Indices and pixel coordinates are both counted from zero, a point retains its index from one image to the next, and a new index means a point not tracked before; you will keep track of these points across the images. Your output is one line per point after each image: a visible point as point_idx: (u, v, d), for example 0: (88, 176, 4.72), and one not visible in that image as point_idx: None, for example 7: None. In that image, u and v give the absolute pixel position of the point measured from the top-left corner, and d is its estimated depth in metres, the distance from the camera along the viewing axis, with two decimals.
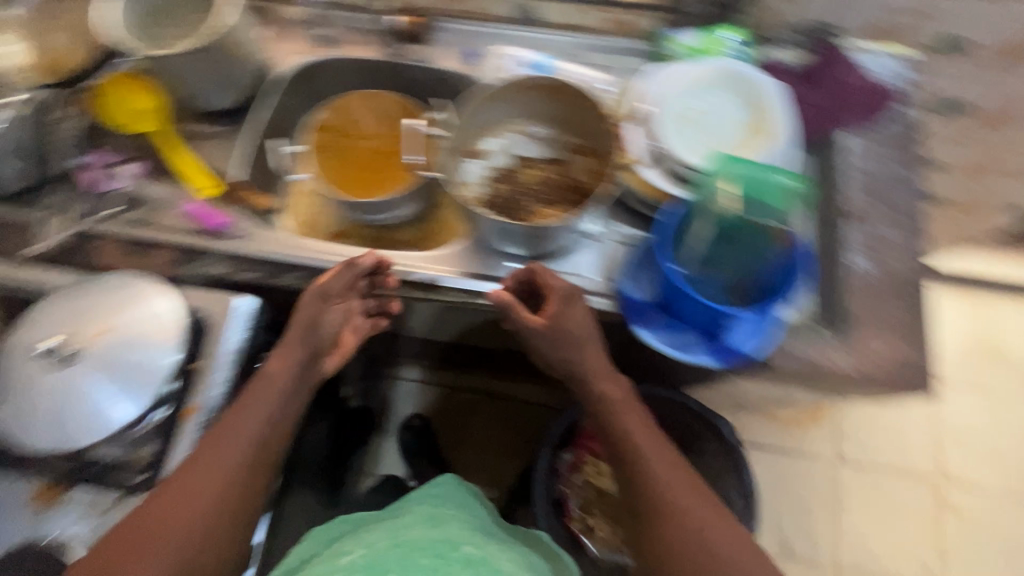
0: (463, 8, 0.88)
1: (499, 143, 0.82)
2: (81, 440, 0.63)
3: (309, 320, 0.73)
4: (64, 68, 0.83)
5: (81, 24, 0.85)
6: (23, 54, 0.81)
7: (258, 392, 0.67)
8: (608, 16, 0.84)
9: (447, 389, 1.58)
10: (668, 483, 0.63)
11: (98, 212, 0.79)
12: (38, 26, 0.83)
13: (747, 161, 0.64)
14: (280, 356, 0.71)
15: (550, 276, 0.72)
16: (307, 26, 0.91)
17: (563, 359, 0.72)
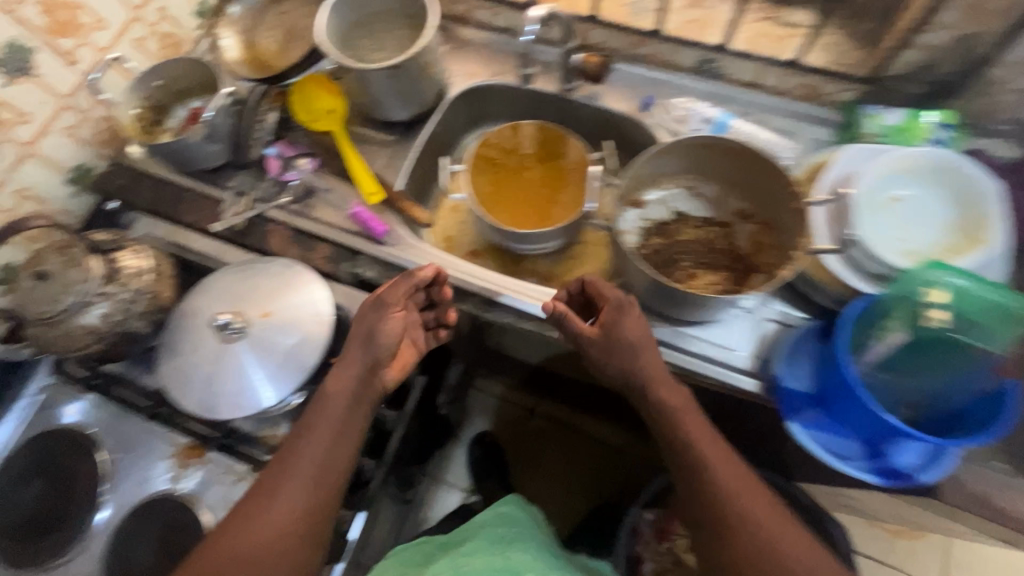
0: (644, 52, 0.85)
1: (660, 195, 0.78)
2: (239, 412, 0.71)
3: (364, 328, 0.69)
4: (264, 63, 0.90)
5: (295, 27, 0.91)
6: (237, 50, 0.91)
7: (316, 428, 0.66)
8: (803, 82, 0.79)
9: (524, 411, 1.60)
10: (733, 488, 0.62)
11: (272, 199, 0.84)
12: (260, 26, 0.92)
13: (966, 271, 0.53)
14: (335, 374, 0.68)
15: (604, 286, 0.69)
16: (482, 50, 0.94)
17: (618, 370, 0.67)
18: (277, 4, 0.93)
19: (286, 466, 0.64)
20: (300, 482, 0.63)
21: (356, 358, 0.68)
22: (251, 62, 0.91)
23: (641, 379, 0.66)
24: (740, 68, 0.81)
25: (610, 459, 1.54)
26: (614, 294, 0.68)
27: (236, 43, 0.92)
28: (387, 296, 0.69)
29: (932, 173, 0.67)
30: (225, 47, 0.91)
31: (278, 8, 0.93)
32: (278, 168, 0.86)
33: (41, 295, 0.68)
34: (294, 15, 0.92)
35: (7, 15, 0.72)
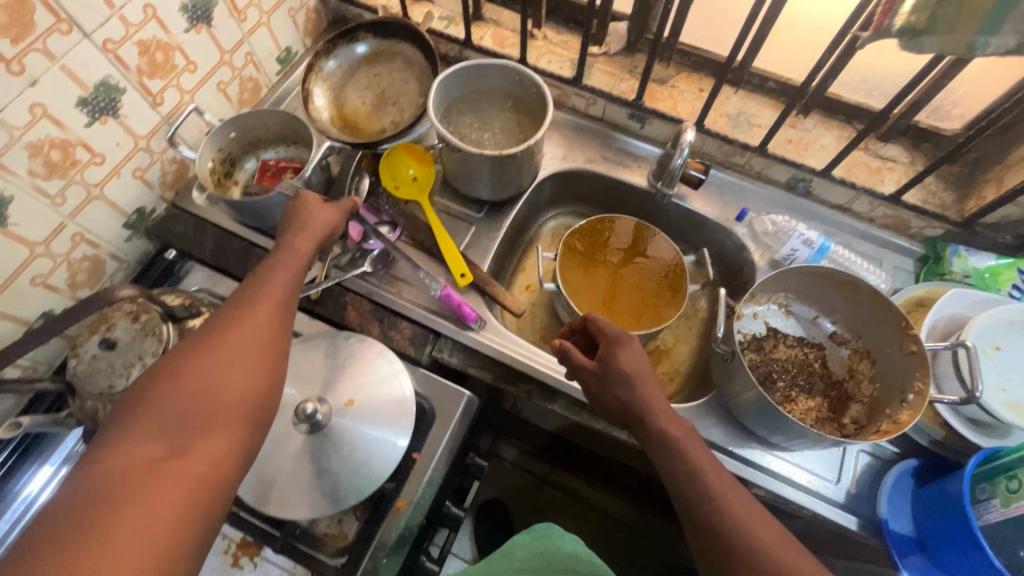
0: (737, 162, 0.87)
1: (756, 310, 0.78)
2: (315, 511, 0.65)
3: (310, 206, 0.65)
4: (352, 123, 0.89)
5: (389, 90, 0.90)
6: (326, 110, 0.88)
7: (272, 285, 0.56)
8: (894, 214, 0.81)
9: (537, 480, 1.50)
10: None
11: (350, 268, 0.80)
12: (352, 85, 0.91)
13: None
14: (289, 239, 0.62)
15: (604, 321, 0.67)
16: (572, 134, 0.93)
17: (619, 403, 0.62)
18: (371, 65, 0.91)
19: (241, 307, 0.53)
20: (262, 317, 0.52)
21: (317, 225, 0.64)
22: (342, 121, 0.89)
23: (639, 410, 0.61)
24: (833, 191, 0.83)
25: (626, 540, 1.43)
26: (609, 329, 0.66)
27: (327, 100, 0.89)
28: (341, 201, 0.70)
29: None
30: (315, 104, 0.87)
31: (372, 69, 0.91)
32: (359, 236, 0.80)
33: (109, 367, 0.61)
34: (388, 77, 0.91)
35: (107, 54, 0.66)
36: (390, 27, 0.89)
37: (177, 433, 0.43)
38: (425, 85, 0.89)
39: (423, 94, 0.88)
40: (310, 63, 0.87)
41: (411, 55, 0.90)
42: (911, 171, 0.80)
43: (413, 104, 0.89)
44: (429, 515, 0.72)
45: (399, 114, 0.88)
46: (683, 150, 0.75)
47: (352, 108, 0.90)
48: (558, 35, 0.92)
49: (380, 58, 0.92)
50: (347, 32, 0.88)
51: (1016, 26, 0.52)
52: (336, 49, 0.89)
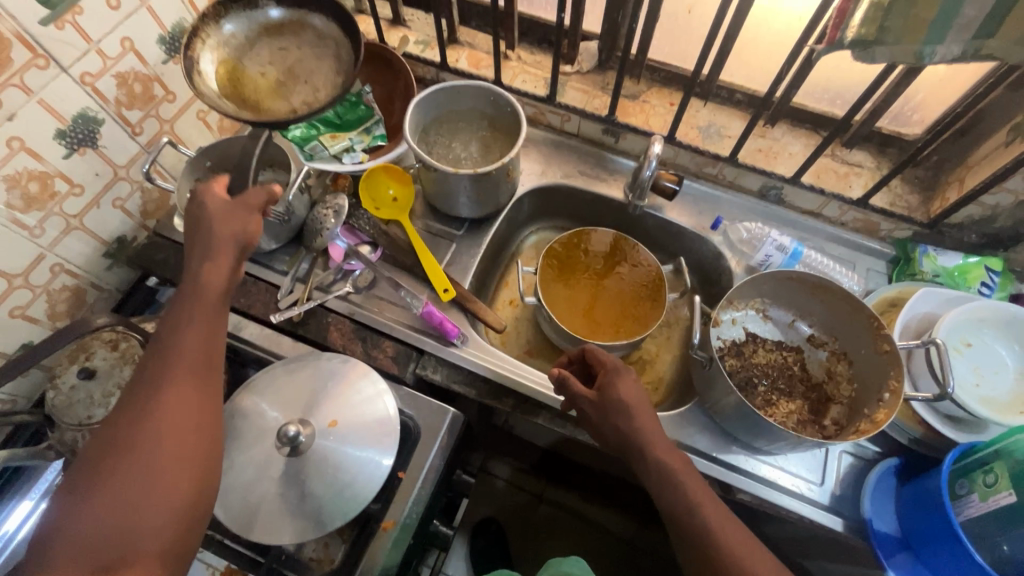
0: (710, 172, 0.89)
1: (734, 316, 0.79)
2: (300, 536, 0.65)
3: (214, 220, 0.59)
4: (250, 99, 0.70)
5: (298, 67, 0.73)
6: (217, 81, 0.69)
7: (180, 343, 0.53)
8: (863, 217, 0.83)
9: (532, 497, 1.49)
10: (691, 491, 0.57)
11: (332, 290, 0.80)
12: (250, 58, 0.72)
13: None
14: (195, 271, 0.57)
15: (603, 353, 0.68)
16: (548, 151, 0.95)
17: (618, 433, 0.63)
18: (275, 36, 0.73)
19: (154, 377, 0.51)
20: (181, 382, 0.52)
21: (227, 249, 0.58)
22: (239, 99, 0.69)
23: (631, 433, 0.61)
24: (804, 198, 0.85)
25: (623, 553, 1.42)
26: (610, 359, 0.67)
27: (219, 74, 0.69)
28: (245, 196, 0.61)
29: (1006, 325, 0.69)
30: (202, 73, 0.68)
31: (275, 42, 0.74)
32: (341, 257, 0.81)
33: (88, 397, 0.61)
34: (296, 53, 0.74)
35: (84, 87, 0.67)
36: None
37: (106, 541, 0.44)
38: (343, 62, 0.72)
39: (341, 70, 0.72)
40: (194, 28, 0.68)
41: (325, 28, 0.74)
42: (877, 175, 0.82)
43: (330, 85, 0.72)
44: (418, 537, 0.71)
45: (312, 95, 0.71)
46: (652, 161, 0.77)
47: (252, 83, 0.71)
48: (531, 54, 0.95)
49: (286, 29, 0.74)
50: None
51: (959, 36, 0.54)
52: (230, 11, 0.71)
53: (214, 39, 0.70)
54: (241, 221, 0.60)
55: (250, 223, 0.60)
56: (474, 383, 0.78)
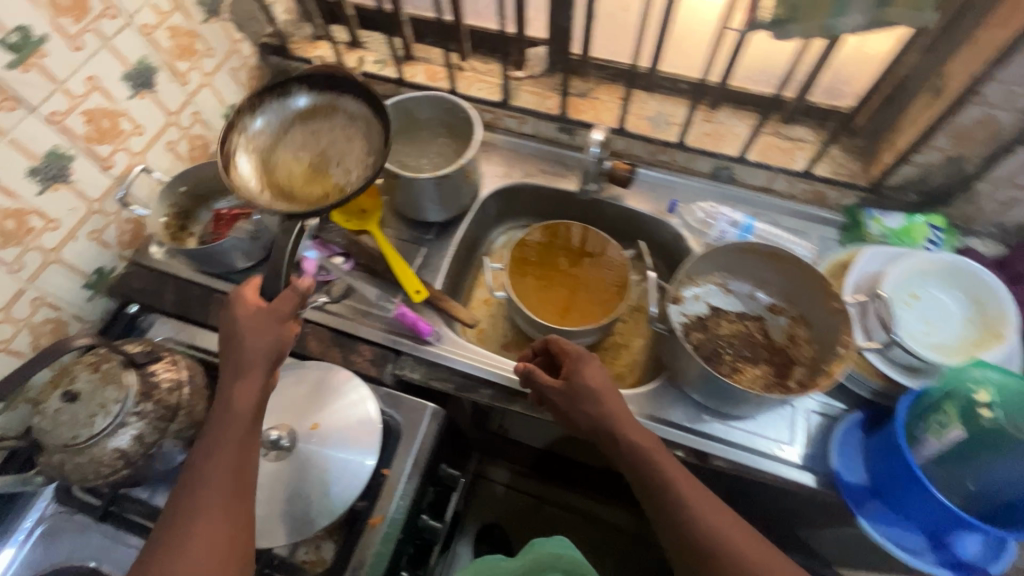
0: (664, 159, 0.93)
1: (696, 292, 0.82)
2: (286, 536, 0.66)
3: (246, 335, 0.60)
4: (290, 187, 0.76)
5: (329, 150, 0.79)
6: (257, 175, 0.76)
7: (213, 464, 0.55)
8: (809, 188, 0.88)
9: (533, 500, 1.53)
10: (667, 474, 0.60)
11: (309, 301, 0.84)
12: (284, 146, 0.79)
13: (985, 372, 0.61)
14: (229, 389, 0.59)
15: (566, 342, 0.71)
16: (509, 153, 0.99)
17: (588, 418, 0.65)
18: (308, 122, 0.80)
19: (190, 505, 0.53)
20: (212, 509, 0.53)
21: (259, 369, 0.60)
22: (273, 189, 0.76)
23: (605, 421, 0.64)
24: (753, 175, 0.89)
25: (627, 546, 1.47)
26: (571, 348, 0.70)
27: (254, 166, 0.76)
28: (276, 304, 0.62)
29: (947, 274, 0.72)
30: (240, 169, 0.75)
31: (308, 126, 0.80)
32: (315, 269, 0.85)
33: (72, 418, 0.63)
34: (328, 136, 0.80)
35: (52, 125, 0.70)
36: (329, 79, 0.79)
37: None
38: (371, 141, 0.77)
39: (368, 150, 0.76)
40: (231, 122, 0.75)
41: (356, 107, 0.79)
42: (818, 146, 0.87)
43: (360, 162, 0.77)
44: (407, 532, 0.73)
45: (343, 176, 0.76)
46: (595, 148, 0.84)
47: (288, 169, 0.78)
48: (484, 64, 0.99)
49: (319, 113, 0.81)
50: (278, 86, 0.77)
51: (861, 5, 0.59)
52: (265, 104, 0.78)
53: (248, 135, 0.77)
54: (272, 336, 0.61)
55: (283, 336, 0.62)
56: (451, 378, 0.80)
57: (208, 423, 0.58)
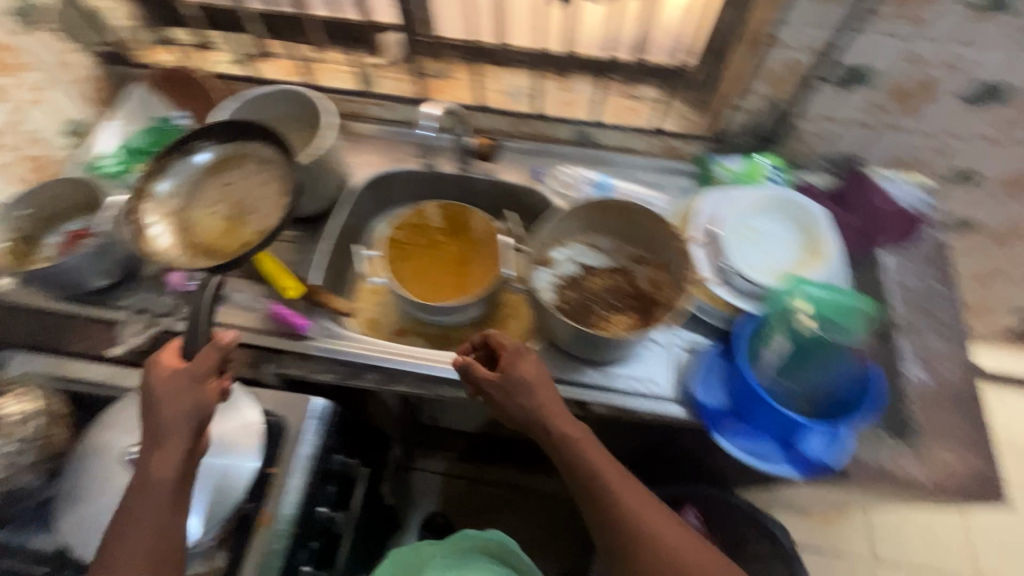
0: (527, 130, 0.96)
1: (565, 253, 0.86)
2: None
3: (164, 401, 0.60)
4: (213, 245, 0.80)
5: (243, 198, 0.83)
6: (174, 238, 0.80)
7: (131, 533, 0.55)
8: (661, 142, 0.93)
9: (472, 482, 1.55)
10: (594, 463, 0.63)
11: (177, 312, 0.81)
12: (199, 202, 0.83)
13: (810, 284, 0.66)
14: (147, 458, 0.58)
15: (504, 336, 0.72)
16: (379, 140, 1.00)
17: (521, 411, 0.67)
18: (218, 175, 0.84)
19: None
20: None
21: (178, 436, 0.59)
22: (193, 247, 0.80)
23: (537, 416, 0.66)
24: (609, 136, 0.94)
25: (567, 511, 1.52)
26: (512, 343, 0.71)
27: (170, 229, 0.80)
28: (193, 365, 0.62)
29: (776, 204, 0.80)
30: (154, 233, 0.79)
31: (220, 179, 0.85)
32: (182, 279, 0.82)
33: None
34: (241, 184, 0.84)
35: None
36: (228, 129, 0.83)
37: None
38: (285, 183, 0.82)
39: (283, 191, 0.81)
40: (137, 191, 0.80)
41: (263, 154, 0.84)
42: (662, 102, 0.92)
43: (274, 205, 0.81)
44: (304, 527, 0.73)
45: (261, 222, 0.80)
46: (428, 124, 0.82)
47: (205, 226, 0.82)
48: (340, 54, 0.98)
49: (229, 164, 0.85)
50: (180, 146, 0.82)
51: None
52: (169, 166, 0.82)
53: (160, 200, 0.81)
54: (189, 400, 0.60)
55: (201, 397, 0.61)
56: (335, 369, 0.80)
57: (129, 492, 0.58)
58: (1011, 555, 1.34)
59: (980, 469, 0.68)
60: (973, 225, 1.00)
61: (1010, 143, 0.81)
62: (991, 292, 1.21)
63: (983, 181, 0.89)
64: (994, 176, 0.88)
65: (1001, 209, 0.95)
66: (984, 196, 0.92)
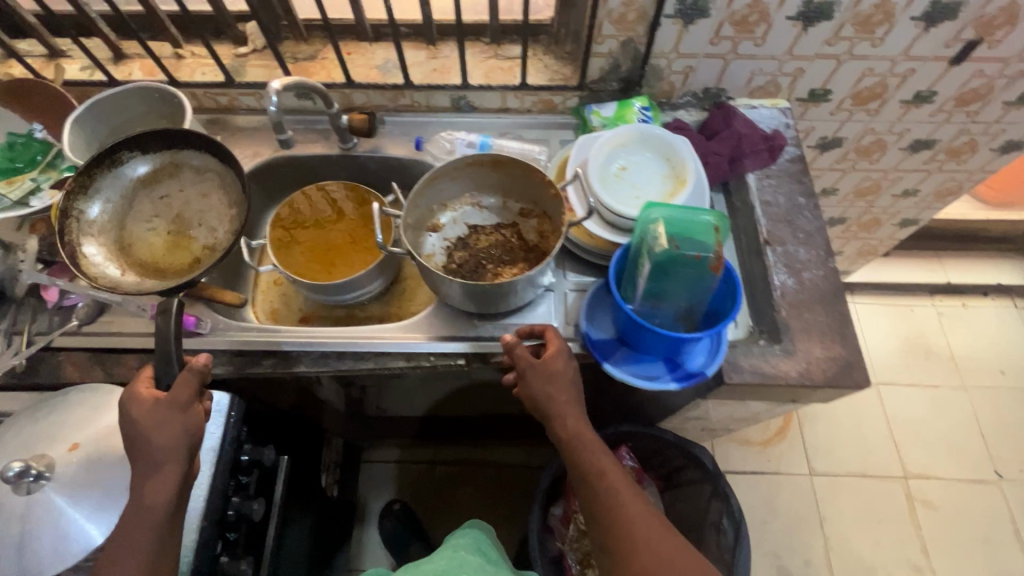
0: (406, 103, 0.97)
1: (452, 215, 0.88)
2: (48, 569, 0.62)
3: (150, 432, 0.62)
4: (162, 261, 0.85)
5: (184, 211, 0.88)
6: (115, 257, 0.81)
7: (121, 555, 0.59)
8: (539, 99, 0.95)
9: (427, 465, 1.56)
10: (599, 467, 0.67)
11: (58, 327, 0.79)
12: (135, 218, 0.86)
13: (666, 207, 0.68)
14: (138, 487, 0.61)
15: (554, 332, 0.74)
16: (259, 132, 0.98)
17: (545, 400, 0.71)
18: (153, 188, 0.86)
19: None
20: None
21: (173, 463, 0.62)
22: (137, 264, 0.83)
23: (554, 409, 0.70)
24: (486, 98, 0.95)
25: (522, 478, 1.54)
26: (558, 344, 0.72)
27: (108, 247, 0.81)
28: (174, 394, 0.64)
29: (640, 140, 0.83)
30: (92, 255, 0.79)
31: (154, 192, 0.87)
32: (57, 295, 0.80)
33: None
34: (178, 197, 0.88)
35: None
36: (161, 141, 0.84)
37: None
38: (228, 194, 0.86)
39: (229, 202, 0.86)
40: (67, 210, 0.78)
41: (199, 164, 0.87)
42: (530, 60, 0.94)
43: (220, 219, 0.87)
44: (217, 521, 0.72)
45: (209, 235, 0.86)
46: (273, 97, 0.77)
47: (146, 241, 0.85)
48: (204, 48, 0.96)
49: (163, 176, 0.87)
50: (110, 159, 0.81)
51: None
52: (100, 181, 0.82)
53: (97, 220, 0.82)
54: (178, 429, 0.63)
55: (190, 421, 0.65)
56: (232, 361, 0.79)
57: (123, 516, 0.61)
58: (950, 436, 1.59)
59: (843, 357, 0.74)
60: (839, 141, 1.07)
61: (847, 57, 0.87)
62: (875, 206, 1.30)
63: (834, 99, 0.96)
64: (844, 93, 0.94)
65: (859, 123, 1.02)
66: (840, 113, 0.99)
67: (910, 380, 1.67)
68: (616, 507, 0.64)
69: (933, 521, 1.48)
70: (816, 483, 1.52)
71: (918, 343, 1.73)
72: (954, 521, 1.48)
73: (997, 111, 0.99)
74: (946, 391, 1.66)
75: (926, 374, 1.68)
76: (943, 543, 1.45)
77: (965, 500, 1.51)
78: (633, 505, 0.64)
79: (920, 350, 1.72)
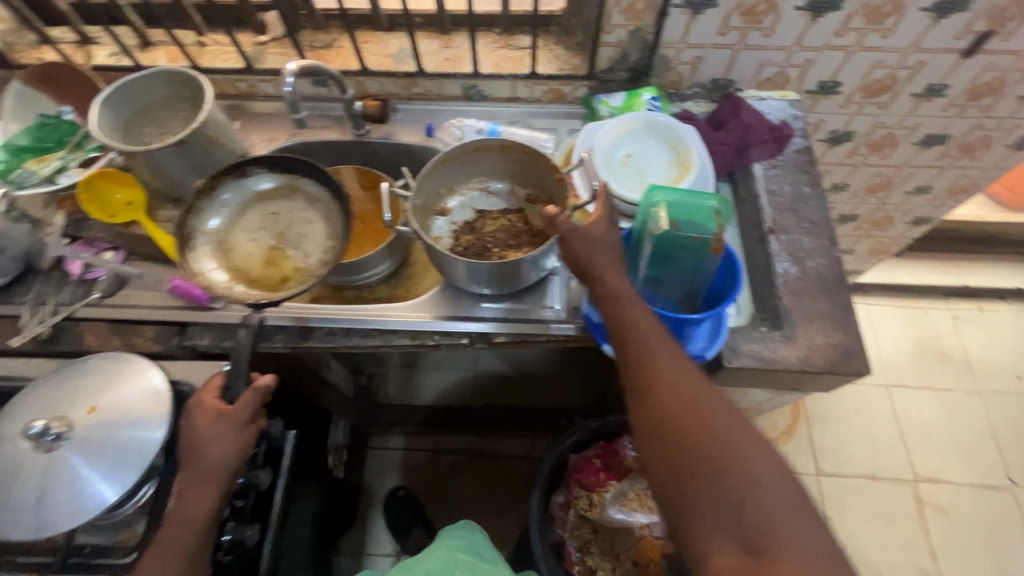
0: (418, 91, 0.99)
1: (461, 200, 0.91)
2: (64, 525, 0.64)
3: (206, 446, 0.66)
4: (255, 277, 0.83)
5: (288, 231, 0.87)
6: (219, 264, 0.82)
7: (165, 549, 0.64)
8: (547, 88, 0.96)
9: (431, 452, 1.58)
10: (631, 317, 0.64)
11: (80, 299, 0.83)
12: (244, 229, 0.86)
13: (667, 190, 0.69)
14: (188, 492, 0.66)
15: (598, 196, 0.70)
16: (275, 118, 1.01)
17: (580, 262, 0.66)
18: (266, 204, 0.87)
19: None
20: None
21: (218, 478, 0.66)
22: (234, 271, 0.83)
23: (590, 266, 0.66)
24: (496, 87, 0.97)
25: (526, 468, 1.55)
26: (602, 215, 0.68)
27: (211, 249, 0.82)
28: (232, 414, 0.67)
29: (646, 128, 0.85)
30: (195, 254, 0.80)
31: (267, 207, 0.88)
32: (80, 268, 0.84)
33: None
34: (286, 218, 0.88)
35: None
36: (283, 163, 0.85)
37: None
38: (331, 225, 0.86)
39: (331, 235, 0.85)
40: (190, 206, 0.81)
41: (312, 193, 0.87)
42: (541, 50, 0.96)
43: (318, 246, 0.85)
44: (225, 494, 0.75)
45: (301, 259, 0.85)
46: (289, 79, 0.79)
47: (245, 251, 0.85)
48: (225, 36, 1.00)
49: (279, 194, 0.88)
50: (235, 168, 0.83)
51: None
52: (224, 184, 0.84)
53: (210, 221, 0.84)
54: (231, 447, 0.67)
55: (243, 439, 0.68)
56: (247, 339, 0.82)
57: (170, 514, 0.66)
58: (962, 439, 1.57)
59: (844, 345, 0.74)
60: (850, 135, 1.07)
61: (856, 48, 0.87)
62: (886, 204, 1.29)
63: (844, 92, 0.96)
64: (854, 86, 0.95)
65: (869, 117, 1.02)
66: (850, 106, 0.99)
67: (923, 382, 1.65)
68: (647, 354, 0.62)
69: (943, 526, 1.46)
70: (823, 483, 1.51)
71: (931, 346, 1.70)
72: (964, 526, 1.46)
73: (1010, 106, 0.99)
74: (959, 394, 1.63)
75: (940, 377, 1.66)
76: (953, 548, 1.43)
77: (976, 506, 1.48)
78: (665, 359, 0.61)
79: (934, 353, 1.69)
